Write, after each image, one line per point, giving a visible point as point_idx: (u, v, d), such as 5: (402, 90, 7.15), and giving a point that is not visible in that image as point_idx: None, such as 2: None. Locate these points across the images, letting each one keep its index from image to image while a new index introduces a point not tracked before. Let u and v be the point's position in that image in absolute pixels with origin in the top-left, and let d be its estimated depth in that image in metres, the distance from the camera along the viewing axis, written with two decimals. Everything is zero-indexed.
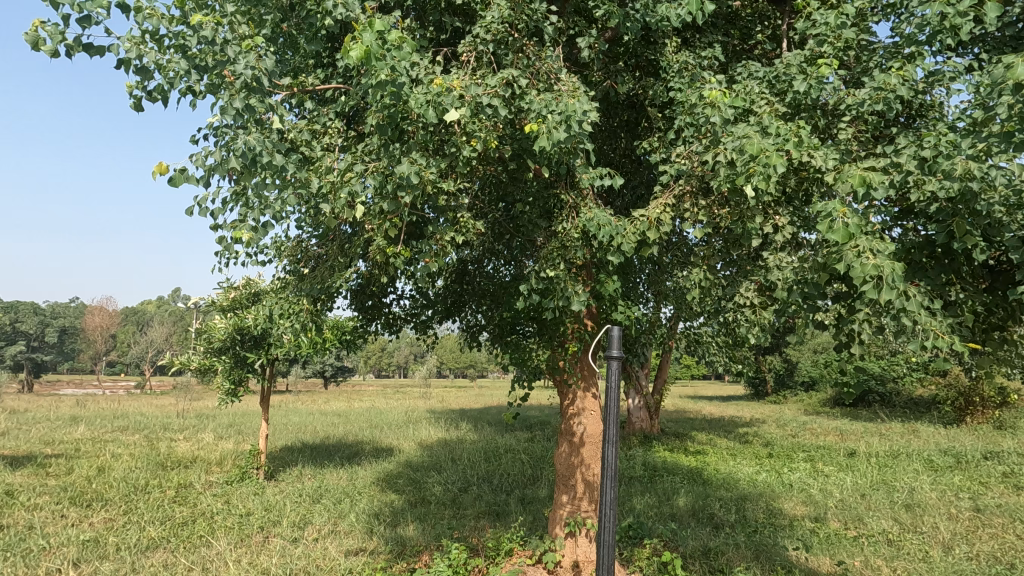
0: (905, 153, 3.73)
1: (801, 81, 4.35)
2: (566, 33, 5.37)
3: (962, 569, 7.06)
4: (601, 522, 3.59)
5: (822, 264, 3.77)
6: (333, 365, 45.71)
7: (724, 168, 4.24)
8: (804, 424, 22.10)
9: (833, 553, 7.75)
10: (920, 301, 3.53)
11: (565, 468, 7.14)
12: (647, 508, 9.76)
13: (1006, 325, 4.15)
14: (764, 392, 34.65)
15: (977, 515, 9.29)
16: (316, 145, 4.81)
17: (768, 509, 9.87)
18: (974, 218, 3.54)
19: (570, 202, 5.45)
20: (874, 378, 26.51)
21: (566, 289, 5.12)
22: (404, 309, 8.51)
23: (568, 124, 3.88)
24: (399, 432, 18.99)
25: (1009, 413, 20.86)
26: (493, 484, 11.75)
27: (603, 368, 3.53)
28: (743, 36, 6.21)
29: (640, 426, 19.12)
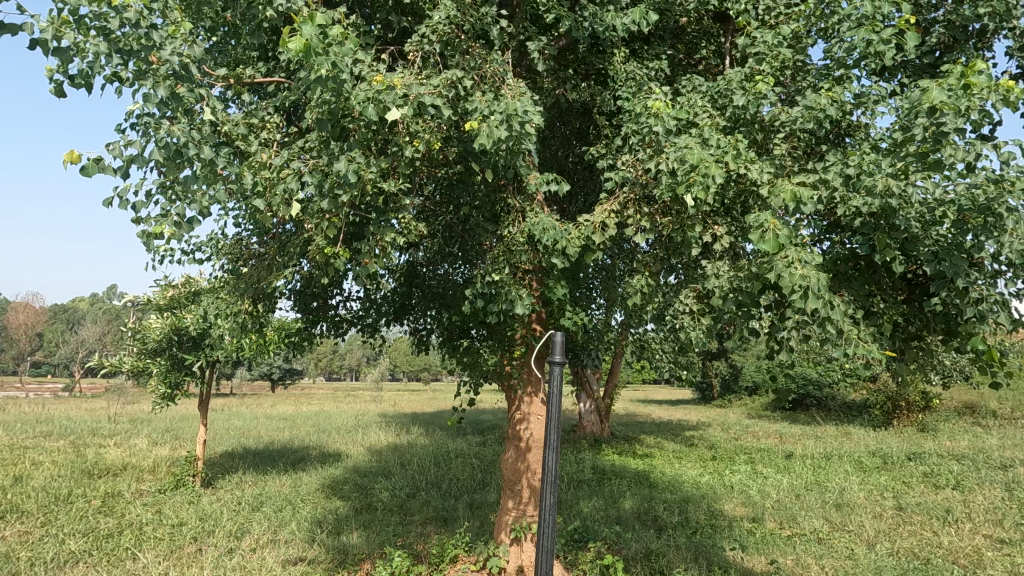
0: (832, 169, 3.90)
1: (740, 97, 4.50)
2: (515, 37, 5.40)
3: (883, 564, 7.45)
4: (539, 527, 3.55)
5: (753, 273, 3.91)
6: (281, 367, 44.17)
7: (665, 178, 4.33)
8: (747, 427, 22.92)
9: (767, 552, 8.04)
10: (841, 309, 3.71)
11: (511, 473, 7.12)
12: (594, 511, 9.87)
13: (922, 335, 4.40)
14: (711, 396, 35.78)
15: (900, 514, 9.84)
16: (253, 140, 4.63)
17: (709, 511, 10.14)
18: (894, 233, 3.74)
19: (516, 206, 5.46)
20: (812, 383, 27.80)
21: (511, 292, 5.10)
22: (350, 311, 8.31)
23: (510, 124, 3.87)
24: (347, 436, 18.54)
25: (931, 416, 22.28)
26: (442, 489, 11.61)
27: (544, 373, 3.50)
28: (687, 50, 6.41)
29: (590, 430, 19.35)
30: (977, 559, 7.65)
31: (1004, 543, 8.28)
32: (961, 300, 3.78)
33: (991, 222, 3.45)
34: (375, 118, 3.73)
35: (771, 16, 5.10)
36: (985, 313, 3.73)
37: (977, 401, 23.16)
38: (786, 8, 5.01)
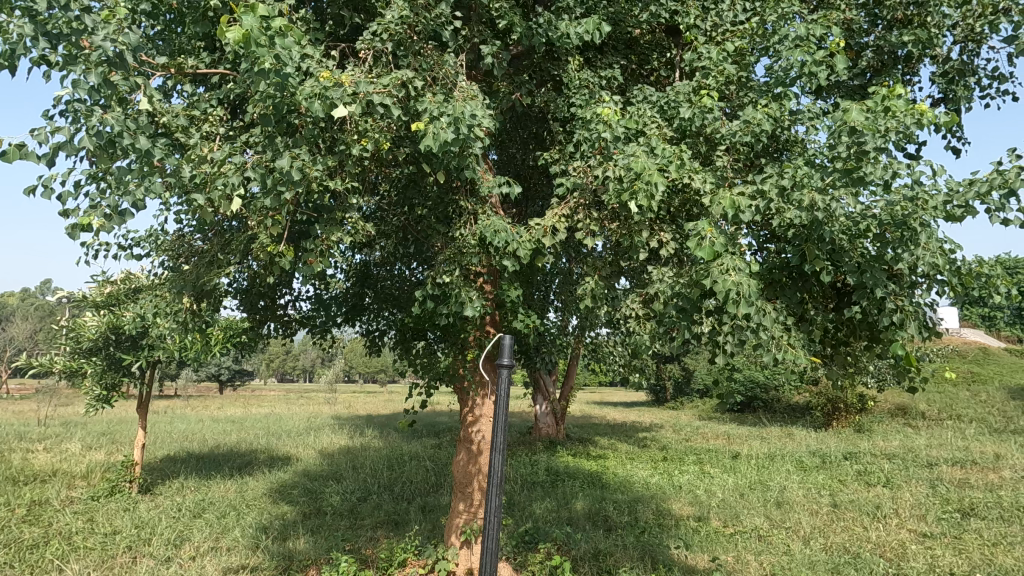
0: (768, 181, 4.08)
1: (685, 109, 4.66)
2: (470, 40, 5.42)
3: (815, 559, 7.83)
4: (485, 530, 3.55)
5: (694, 279, 4.05)
6: (230, 368, 42.64)
7: (612, 184, 4.43)
8: (697, 429, 23.59)
9: (709, 550, 8.30)
10: (772, 316, 3.89)
11: (462, 476, 7.09)
12: (546, 512, 9.97)
13: (849, 340, 4.66)
14: (664, 399, 36.69)
15: (834, 511, 10.34)
16: (193, 132, 4.47)
17: (657, 510, 10.39)
18: (821, 244, 3.97)
19: (469, 208, 5.47)
20: (758, 386, 28.89)
21: (461, 294, 5.10)
22: (301, 312, 8.13)
23: (458, 126, 3.87)
24: (298, 440, 18.05)
25: (867, 418, 23.49)
26: (394, 492, 11.46)
27: (493, 376, 3.51)
28: (640, 61, 6.57)
29: (546, 432, 19.48)
30: (901, 552, 8.12)
31: (926, 537, 8.83)
32: (880, 309, 4.04)
33: (907, 237, 3.70)
34: (321, 115, 3.67)
35: (718, 33, 5.29)
36: (902, 321, 3.99)
37: (908, 403, 24.57)
38: (730, 26, 5.22)
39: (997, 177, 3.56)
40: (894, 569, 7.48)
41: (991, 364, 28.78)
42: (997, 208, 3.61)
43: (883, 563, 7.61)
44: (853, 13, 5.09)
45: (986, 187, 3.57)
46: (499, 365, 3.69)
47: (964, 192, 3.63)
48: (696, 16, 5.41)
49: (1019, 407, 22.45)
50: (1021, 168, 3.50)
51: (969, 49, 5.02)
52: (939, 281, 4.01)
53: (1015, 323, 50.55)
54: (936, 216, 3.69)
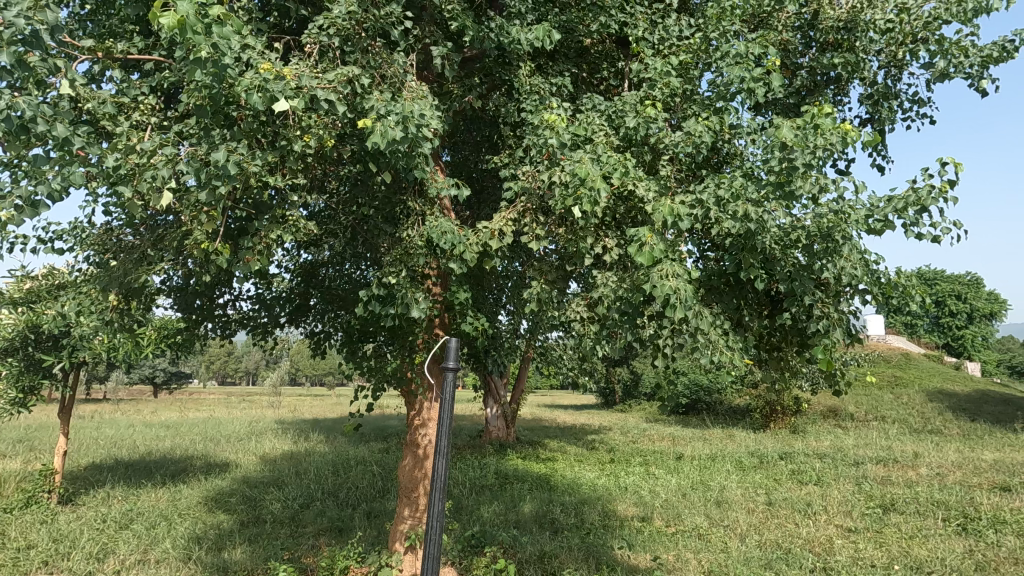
0: (707, 191, 4.24)
1: (632, 119, 4.77)
2: (421, 40, 5.37)
3: (750, 555, 8.15)
4: (426, 535, 3.50)
5: (636, 284, 4.15)
6: (165, 369, 40.50)
7: (558, 189, 4.47)
8: (644, 431, 24.15)
9: (651, 549, 8.51)
10: (708, 321, 4.04)
11: (408, 481, 6.97)
12: (494, 516, 9.94)
13: (781, 345, 4.89)
14: (613, 401, 37.43)
15: (769, 509, 10.80)
16: (122, 120, 4.22)
17: (603, 512, 10.56)
18: (754, 253, 4.15)
19: (416, 209, 5.42)
20: (702, 389, 29.88)
21: (407, 295, 5.02)
22: (241, 311, 7.81)
23: (404, 126, 3.83)
24: (238, 445, 17.31)
25: (801, 420, 24.69)
26: (339, 498, 11.16)
27: (438, 379, 3.46)
28: (590, 70, 6.69)
29: (496, 435, 19.44)
30: (829, 547, 8.56)
31: (851, 532, 9.35)
32: (808, 316, 4.27)
33: (832, 248, 3.93)
34: (261, 108, 3.54)
35: (664, 47, 5.46)
36: (827, 327, 4.21)
37: (838, 405, 26.00)
38: (676, 40, 5.38)
39: (912, 195, 3.83)
40: (822, 563, 7.88)
41: (912, 368, 30.86)
42: (912, 223, 3.88)
43: (811, 558, 8.00)
44: (789, 35, 5.36)
45: (902, 204, 3.83)
46: (445, 368, 3.64)
47: (884, 207, 3.88)
48: (644, 29, 5.56)
49: (936, 409, 24.18)
50: (933, 187, 3.78)
51: (892, 74, 5.38)
52: (861, 290, 4.27)
53: (934, 330, 54.45)
54: (858, 229, 3.93)
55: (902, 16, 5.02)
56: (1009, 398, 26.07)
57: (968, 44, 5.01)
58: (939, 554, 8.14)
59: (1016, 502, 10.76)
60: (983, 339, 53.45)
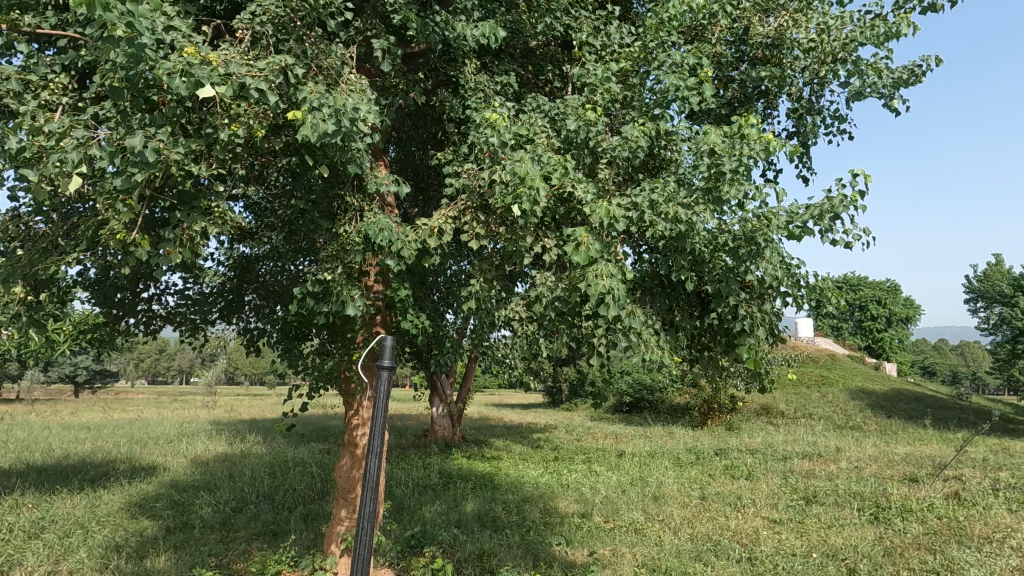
0: (642, 195, 4.35)
1: (572, 122, 4.85)
2: (362, 33, 5.26)
3: (683, 547, 8.47)
4: (358, 534, 3.39)
5: (571, 284, 4.23)
6: (87, 368, 37.97)
7: (498, 188, 4.47)
8: (588, 429, 24.61)
9: (589, 544, 8.67)
10: (640, 320, 4.15)
11: (344, 481, 6.79)
12: (435, 516, 9.85)
13: (711, 345, 5.10)
14: (559, 400, 37.97)
15: (702, 503, 11.25)
16: (28, 99, 3.93)
17: (544, 509, 10.67)
18: (684, 256, 4.32)
19: (354, 204, 5.34)
20: (645, 388, 30.75)
21: (342, 291, 4.91)
22: (168, 306, 7.41)
23: (338, 119, 3.73)
24: (166, 447, 16.43)
25: (736, 417, 25.83)
26: (274, 501, 10.79)
27: (372, 378, 3.34)
28: (535, 71, 6.76)
29: (441, 434, 19.23)
30: (755, 538, 9.00)
31: (775, 523, 9.87)
32: (733, 315, 4.47)
33: (755, 251, 4.13)
34: (183, 93, 3.37)
35: (607, 53, 5.59)
36: (751, 326, 4.43)
37: (770, 403, 27.36)
38: (617, 47, 5.51)
39: (826, 204, 4.08)
40: (748, 554, 8.27)
41: (837, 368, 32.86)
42: (827, 229, 4.13)
43: (738, 549, 8.39)
44: (722, 48, 5.61)
45: (818, 212, 4.08)
46: (380, 366, 3.53)
47: (802, 215, 4.11)
48: (587, 34, 5.68)
49: (856, 406, 25.88)
50: (845, 196, 4.03)
51: (816, 90, 5.71)
52: (782, 293, 4.51)
53: (857, 333, 58.20)
54: (779, 234, 4.13)
55: (823, 36, 5.35)
56: (920, 396, 28.19)
57: (882, 66, 5.39)
58: (853, 541, 8.72)
59: (922, 492, 11.65)
60: (899, 342, 57.55)
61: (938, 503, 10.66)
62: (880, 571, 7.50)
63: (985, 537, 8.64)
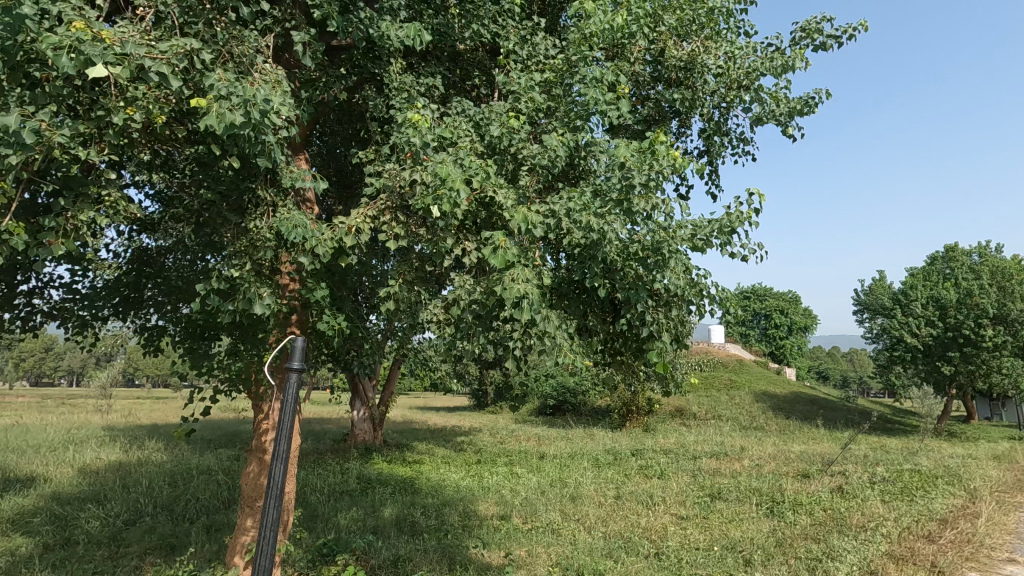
0: (558, 203, 4.47)
1: (496, 128, 4.92)
2: (281, 22, 5.05)
3: (596, 545, 8.74)
4: (259, 545, 3.11)
5: (488, 288, 4.26)
6: None
7: (419, 189, 4.43)
8: (512, 432, 24.86)
9: (506, 545, 8.77)
10: (555, 324, 4.26)
11: (251, 489, 6.42)
12: (351, 522, 9.58)
13: (624, 349, 5.31)
14: (485, 403, 38.11)
15: (617, 502, 11.66)
16: None
17: (463, 512, 10.67)
18: (597, 264, 4.48)
19: (267, 199, 5.13)
20: (568, 391, 31.52)
21: (250, 289, 4.68)
22: (51, 301, 6.72)
23: (248, 109, 3.56)
24: (50, 456, 14.86)
25: (652, 419, 27.01)
26: (174, 512, 10.06)
27: (280, 381, 3.10)
28: (462, 76, 6.78)
29: (362, 438, 18.69)
30: (663, 534, 9.44)
31: (683, 519, 10.42)
32: (641, 321, 4.70)
33: (662, 260, 4.36)
34: (70, 72, 3.10)
35: (532, 63, 5.70)
36: (657, 332, 4.65)
37: (684, 405, 28.90)
38: (542, 58, 5.64)
39: (726, 219, 4.39)
40: (656, 550, 8.65)
41: (744, 373, 35.20)
42: (725, 243, 4.44)
43: (647, 545, 8.79)
44: (640, 67, 5.88)
45: (719, 226, 4.38)
46: (290, 368, 3.29)
47: (706, 228, 4.39)
48: (514, 43, 5.78)
49: (760, 408, 27.82)
50: (741, 213, 4.36)
51: (723, 113, 6.14)
52: (687, 301, 4.77)
53: (763, 340, 62.66)
54: (684, 245, 4.39)
55: (730, 63, 5.79)
56: (814, 398, 30.78)
57: (781, 95, 5.87)
58: (750, 534, 9.37)
59: (811, 486, 12.72)
60: (799, 349, 62.56)
61: (824, 496, 11.68)
62: (772, 560, 8.10)
63: (861, 526, 9.56)
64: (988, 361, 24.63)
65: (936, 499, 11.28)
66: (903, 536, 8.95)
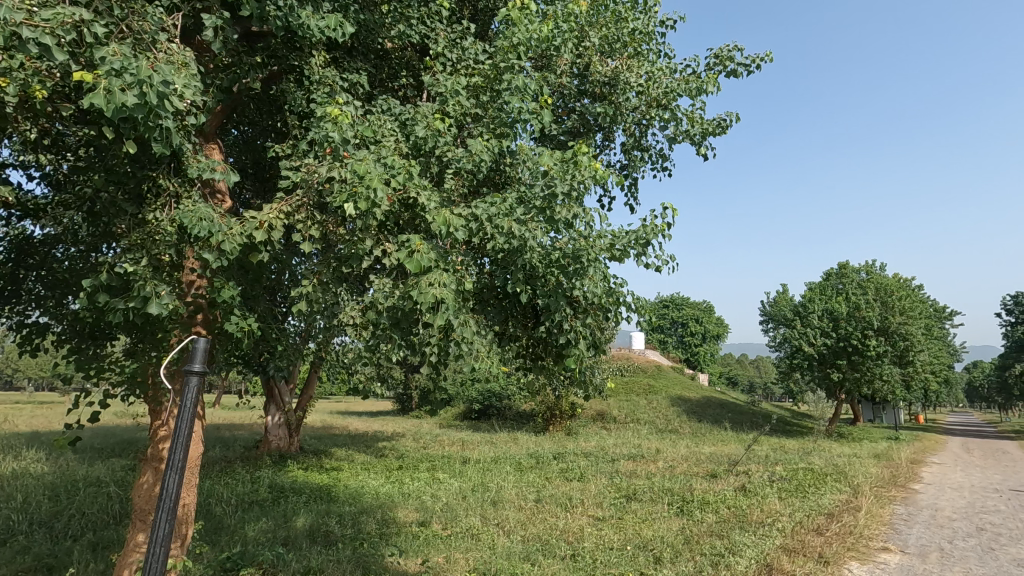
0: (480, 207, 4.48)
1: (420, 129, 4.86)
2: (191, 2, 4.74)
3: (515, 549, 8.79)
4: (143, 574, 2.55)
5: (406, 291, 4.18)
6: None
7: (335, 186, 4.28)
8: (436, 436, 24.61)
9: (424, 553, 8.62)
10: (473, 330, 4.23)
11: (144, 501, 5.92)
12: (259, 534, 9.07)
13: (544, 355, 5.38)
14: (409, 407, 37.50)
15: (536, 505, 11.80)
16: None
17: (381, 519, 10.38)
18: (518, 270, 4.52)
19: (169, 189, 4.79)
20: (494, 396, 31.64)
21: (145, 286, 4.30)
22: None
23: (143, 90, 3.30)
24: None
25: (575, 423, 27.64)
26: (53, 529, 9.08)
27: (177, 386, 2.64)
28: (390, 74, 6.67)
29: (276, 445, 17.78)
30: (580, 535, 9.66)
31: (599, 520, 10.72)
32: (560, 328, 4.78)
33: (580, 269, 4.48)
34: None
35: (460, 66, 5.70)
36: (574, 339, 4.75)
37: (605, 409, 29.82)
38: (471, 62, 5.64)
39: (642, 231, 4.60)
40: (573, 551, 8.84)
41: (661, 377, 36.90)
42: (641, 254, 4.64)
43: (564, 547, 8.96)
44: (566, 80, 6.05)
45: (636, 237, 4.57)
46: (189, 371, 2.83)
47: (624, 238, 4.56)
48: (442, 46, 5.77)
49: (675, 412, 29.22)
50: (656, 226, 4.58)
51: (643, 129, 6.43)
52: (605, 310, 4.91)
53: (679, 347, 65.88)
54: (602, 254, 4.53)
55: (650, 83, 6.18)
56: (723, 402, 32.74)
57: (695, 116, 6.24)
58: (660, 532, 9.80)
59: (718, 486, 13.49)
60: (711, 355, 66.40)
61: (729, 494, 12.45)
62: (680, 557, 8.50)
63: (760, 522, 10.26)
64: (872, 369, 27.23)
65: (825, 495, 12.33)
66: (796, 530, 9.69)
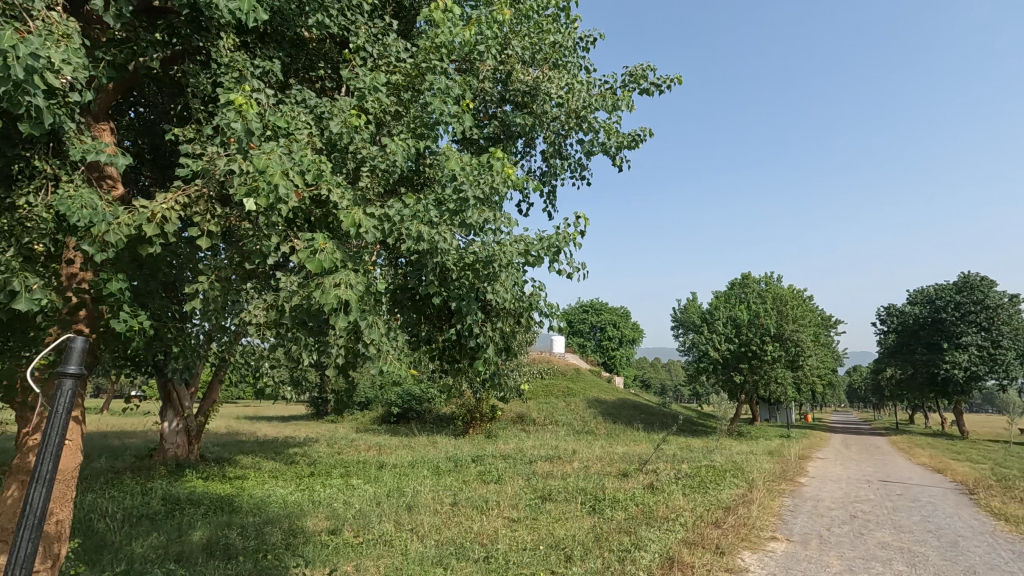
0: (393, 207, 4.39)
1: (335, 124, 4.70)
2: None
3: (428, 554, 8.69)
4: None
5: (311, 291, 4.02)
6: None
7: (237, 178, 4.04)
8: (351, 441, 23.85)
9: (331, 562, 8.31)
10: (382, 332, 4.14)
11: (8, 517, 5.28)
12: (148, 550, 8.36)
13: (457, 357, 5.36)
14: (324, 411, 36.09)
15: (452, 509, 11.75)
16: None
17: (287, 529, 9.89)
18: (431, 273, 4.49)
19: (46, 172, 4.34)
20: (414, 399, 31.14)
21: (10, 278, 3.85)
22: None
23: (9, 60, 2.97)
24: None
25: (494, 425, 27.77)
26: None
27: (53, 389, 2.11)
28: (306, 64, 6.42)
29: (173, 453, 16.47)
30: (494, 537, 9.73)
31: (514, 521, 10.84)
32: (472, 331, 4.79)
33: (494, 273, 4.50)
34: None
35: (381, 62, 5.59)
36: (486, 342, 4.79)
37: (525, 411, 30.25)
38: (391, 59, 5.55)
39: (555, 238, 4.72)
40: (486, 553, 8.88)
41: (579, 380, 37.99)
42: (553, 260, 4.76)
43: (478, 549, 8.98)
44: (488, 85, 6.10)
45: (548, 243, 4.68)
46: (66, 366, 2.28)
47: (537, 245, 4.66)
48: (363, 41, 5.64)
49: (591, 414, 30.16)
50: (568, 233, 4.71)
51: (562, 138, 6.61)
52: (518, 314, 4.98)
53: (597, 350, 68.04)
54: (515, 259, 4.59)
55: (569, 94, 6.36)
56: (637, 404, 34.19)
57: (611, 130, 6.50)
58: (573, 531, 10.08)
59: (627, 484, 14.09)
60: (627, 359, 69.22)
61: (637, 492, 13.02)
62: (589, 554, 8.77)
63: (665, 517, 10.80)
64: (769, 372, 29.53)
65: (723, 489, 13.21)
66: (697, 524, 10.28)
